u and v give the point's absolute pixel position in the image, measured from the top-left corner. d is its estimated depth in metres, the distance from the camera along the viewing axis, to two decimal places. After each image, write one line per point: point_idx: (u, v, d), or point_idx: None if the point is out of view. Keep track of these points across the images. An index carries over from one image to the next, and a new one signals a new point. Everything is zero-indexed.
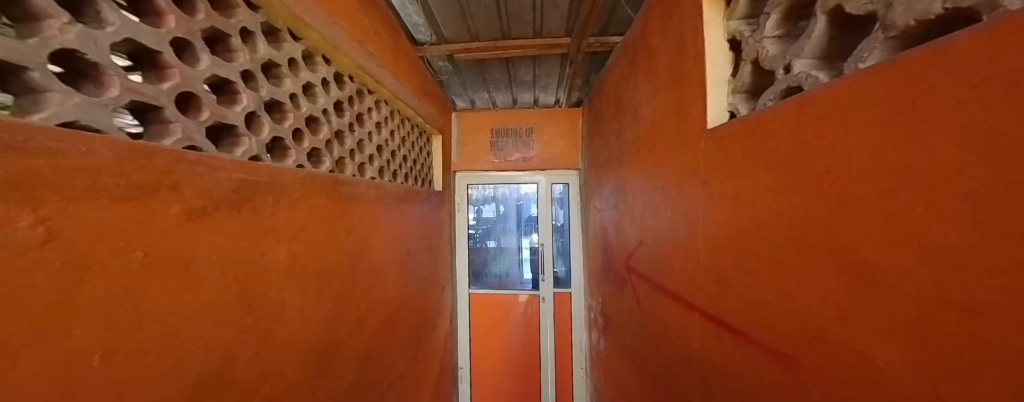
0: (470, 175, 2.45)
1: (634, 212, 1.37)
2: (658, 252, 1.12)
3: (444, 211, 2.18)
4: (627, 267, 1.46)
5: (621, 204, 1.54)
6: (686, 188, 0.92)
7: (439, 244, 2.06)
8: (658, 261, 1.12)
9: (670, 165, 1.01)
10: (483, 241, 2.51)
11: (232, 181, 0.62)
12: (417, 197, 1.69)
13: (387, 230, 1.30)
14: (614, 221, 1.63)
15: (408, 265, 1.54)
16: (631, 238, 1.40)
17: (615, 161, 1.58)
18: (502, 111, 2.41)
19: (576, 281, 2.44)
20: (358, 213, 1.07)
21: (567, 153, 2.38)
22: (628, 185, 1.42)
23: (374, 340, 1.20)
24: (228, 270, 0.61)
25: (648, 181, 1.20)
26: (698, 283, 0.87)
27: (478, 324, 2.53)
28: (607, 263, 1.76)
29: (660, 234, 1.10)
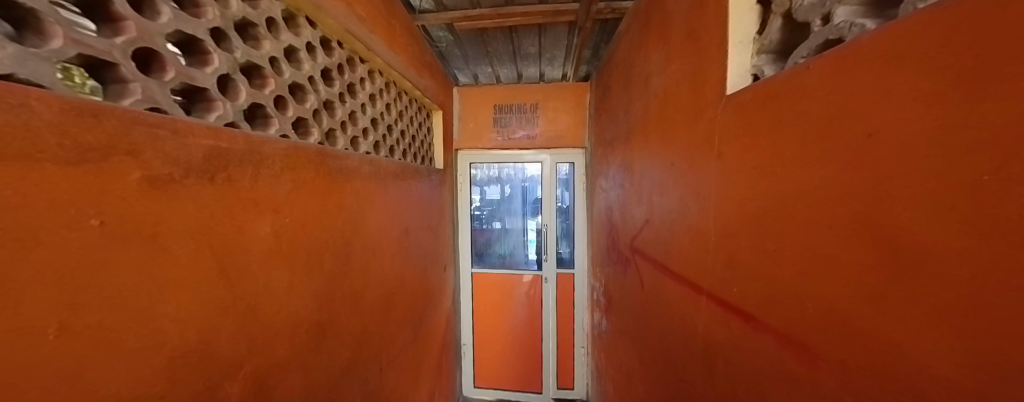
0: (471, 154, 2.38)
1: (640, 191, 1.30)
2: (665, 233, 1.06)
3: (445, 191, 2.14)
4: (631, 249, 1.40)
5: (626, 184, 1.47)
6: (698, 163, 0.85)
7: (440, 224, 2.03)
8: (664, 243, 1.07)
9: (682, 139, 0.93)
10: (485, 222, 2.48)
11: (202, 147, 0.57)
12: (416, 175, 1.64)
13: (383, 208, 1.26)
14: (620, 202, 1.56)
15: (407, 244, 1.51)
16: (636, 219, 1.34)
17: (623, 138, 1.50)
18: (505, 86, 2.31)
19: (579, 262, 2.41)
20: (350, 188, 1.03)
21: (573, 131, 2.29)
22: (636, 163, 1.35)
23: (372, 317, 1.18)
24: (203, 244, 0.57)
25: (657, 157, 1.13)
26: (706, 265, 0.82)
27: (480, 303, 2.54)
28: (611, 245, 1.71)
29: (668, 213, 1.04)
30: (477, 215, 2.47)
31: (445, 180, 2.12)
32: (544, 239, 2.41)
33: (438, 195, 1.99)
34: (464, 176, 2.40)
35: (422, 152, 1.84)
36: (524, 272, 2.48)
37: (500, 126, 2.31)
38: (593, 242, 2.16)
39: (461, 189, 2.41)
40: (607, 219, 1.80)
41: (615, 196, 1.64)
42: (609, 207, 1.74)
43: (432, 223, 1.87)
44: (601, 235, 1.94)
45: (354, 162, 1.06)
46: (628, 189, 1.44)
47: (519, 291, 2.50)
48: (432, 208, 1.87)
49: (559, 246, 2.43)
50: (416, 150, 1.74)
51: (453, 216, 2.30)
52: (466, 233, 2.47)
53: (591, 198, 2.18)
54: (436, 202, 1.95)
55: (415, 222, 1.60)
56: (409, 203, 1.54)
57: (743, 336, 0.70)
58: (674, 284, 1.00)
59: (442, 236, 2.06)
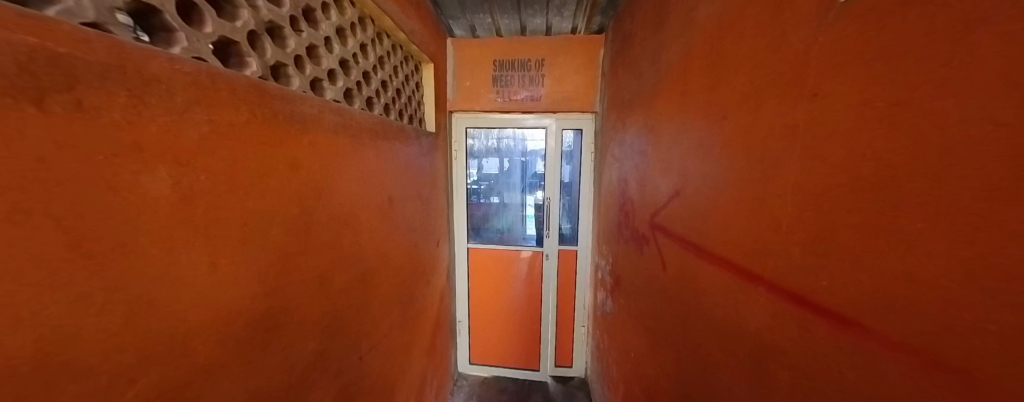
0: (467, 117, 2.12)
1: (666, 157, 1.08)
2: (705, 207, 0.85)
3: (438, 158, 1.91)
4: (651, 225, 1.20)
5: (648, 150, 1.24)
6: (768, 113, 0.63)
7: (433, 195, 1.82)
8: (703, 219, 0.86)
9: (745, 83, 0.70)
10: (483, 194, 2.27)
11: (11, 47, 0.33)
12: (402, 136, 1.41)
13: (358, 172, 1.04)
14: (637, 172, 1.34)
15: (392, 216, 1.31)
16: (658, 190, 1.13)
17: (648, 94, 1.25)
18: (507, 39, 2.00)
19: (583, 238, 2.23)
20: (307, 143, 0.80)
21: (583, 93, 2.02)
22: (663, 123, 1.11)
23: (346, 299, 1.00)
24: (32, 208, 0.35)
25: (698, 112, 0.90)
26: (772, 248, 0.62)
27: (476, 281, 2.38)
28: (623, 221, 1.52)
29: (711, 183, 0.83)
30: (473, 187, 2.25)
31: (438, 146, 1.88)
32: (546, 214, 2.21)
33: (429, 163, 1.76)
34: (459, 143, 2.16)
35: (409, 111, 1.59)
36: (523, 249, 2.31)
37: (500, 85, 2.04)
38: (600, 218, 1.98)
39: (455, 158, 2.17)
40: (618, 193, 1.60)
41: (631, 164, 1.42)
42: (622, 178, 1.53)
43: (423, 193, 1.66)
44: (610, 210, 1.75)
45: (312, 110, 0.82)
46: (649, 154, 1.22)
47: (518, 269, 2.34)
48: (423, 177, 1.65)
49: (561, 221, 2.25)
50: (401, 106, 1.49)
51: (447, 187, 2.08)
52: (462, 207, 2.26)
53: (601, 170, 1.96)
54: (428, 170, 1.73)
55: (401, 191, 1.39)
56: (394, 168, 1.32)
57: (828, 344, 0.52)
58: (713, 270, 0.81)
59: (434, 209, 1.86)
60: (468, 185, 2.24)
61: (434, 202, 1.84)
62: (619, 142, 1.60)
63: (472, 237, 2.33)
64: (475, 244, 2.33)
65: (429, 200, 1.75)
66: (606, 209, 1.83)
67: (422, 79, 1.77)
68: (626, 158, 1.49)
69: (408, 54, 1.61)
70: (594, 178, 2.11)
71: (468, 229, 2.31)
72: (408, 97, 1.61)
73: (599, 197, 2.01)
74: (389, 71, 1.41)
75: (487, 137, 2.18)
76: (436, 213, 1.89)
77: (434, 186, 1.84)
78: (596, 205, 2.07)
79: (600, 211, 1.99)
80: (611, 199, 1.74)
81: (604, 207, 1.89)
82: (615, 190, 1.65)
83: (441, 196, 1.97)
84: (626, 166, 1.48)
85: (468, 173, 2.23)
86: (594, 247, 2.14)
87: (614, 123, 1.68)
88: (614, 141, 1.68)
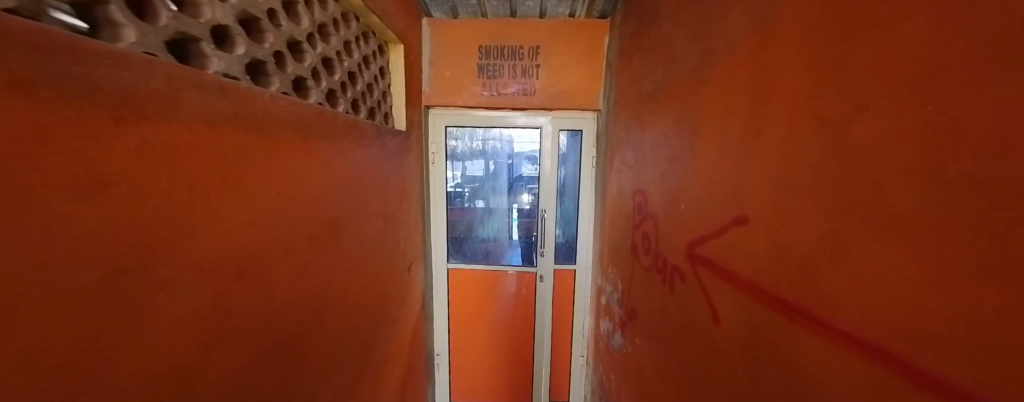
0: (447, 114, 1.78)
1: (719, 167, 0.77)
2: (792, 246, 0.55)
3: (411, 162, 1.56)
4: (686, 255, 0.89)
5: (682, 157, 0.94)
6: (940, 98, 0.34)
7: (405, 209, 1.48)
8: (789, 262, 0.56)
9: (879, 49, 0.41)
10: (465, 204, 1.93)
11: None
12: (361, 136, 1.06)
13: (274, 187, 0.69)
14: (662, 182, 1.04)
15: (339, 242, 0.95)
16: (701, 211, 0.82)
17: (684, 85, 0.94)
18: (495, 21, 1.66)
19: (583, 256, 1.93)
20: (144, 145, 0.44)
21: (584, 89, 1.72)
22: (711, 122, 0.81)
23: (252, 384, 0.65)
24: None
25: (779, 103, 0.60)
26: (968, 345, 0.32)
27: (458, 306, 2.04)
28: (639, 244, 1.21)
29: (803, 207, 0.53)
30: (453, 190, 1.90)
31: (410, 148, 1.53)
32: (540, 228, 1.90)
33: (399, 169, 1.41)
34: (437, 144, 1.81)
35: (370, 103, 1.23)
36: (514, 269, 1.98)
37: (486, 76, 1.69)
38: (604, 234, 1.69)
39: (432, 162, 1.82)
40: (630, 208, 1.30)
41: (652, 174, 1.12)
42: (637, 188, 1.23)
43: (390, 207, 1.31)
44: (619, 227, 1.45)
45: (159, 87, 0.46)
46: (686, 162, 0.91)
47: (506, 290, 2.01)
48: (390, 186, 1.30)
49: (557, 236, 1.93)
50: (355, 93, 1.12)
51: (423, 197, 1.73)
52: (441, 220, 1.91)
53: (605, 178, 1.66)
54: (397, 178, 1.38)
55: (356, 207, 1.03)
56: (344, 178, 0.96)
57: None
58: (812, 344, 0.51)
59: (407, 225, 1.51)
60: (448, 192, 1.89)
61: (406, 218, 1.50)
62: (633, 147, 1.30)
63: (453, 255, 1.98)
64: (457, 264, 1.99)
65: (399, 215, 1.40)
66: (613, 225, 1.53)
67: (388, 63, 1.40)
68: (644, 166, 1.18)
69: (368, 28, 1.22)
70: (597, 188, 1.82)
71: (448, 245, 1.96)
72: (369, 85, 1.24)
73: (603, 209, 1.72)
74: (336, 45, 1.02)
75: (470, 137, 1.84)
76: (410, 231, 1.54)
77: (406, 197, 1.49)
78: (599, 219, 1.77)
79: (603, 227, 1.70)
80: (619, 213, 1.44)
81: (609, 222, 1.59)
82: (625, 204, 1.36)
83: (415, 210, 1.62)
84: (644, 174, 1.17)
85: (448, 179, 1.88)
86: (595, 267, 1.85)
87: (625, 123, 1.39)
88: (625, 148, 1.38)
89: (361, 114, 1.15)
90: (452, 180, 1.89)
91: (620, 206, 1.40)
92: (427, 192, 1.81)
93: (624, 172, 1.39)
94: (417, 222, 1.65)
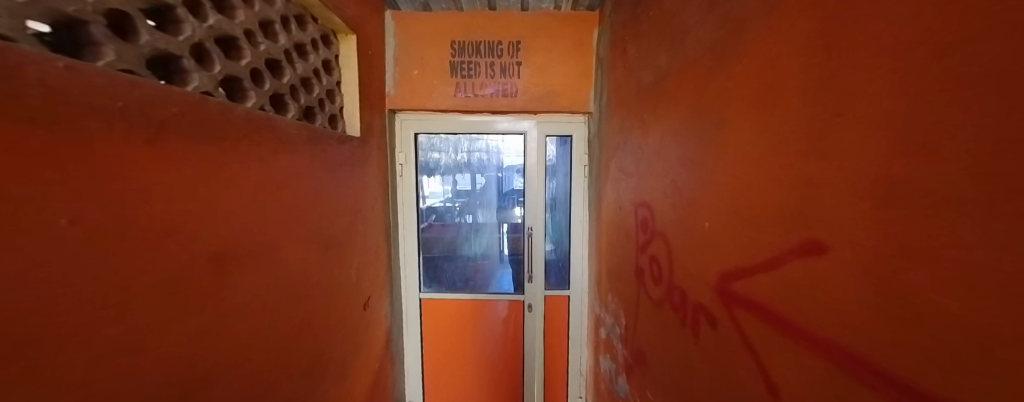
0: (415, 119, 1.54)
1: (759, 166, 0.52)
2: (915, 297, 0.30)
3: (372, 176, 1.31)
4: (717, 294, 0.65)
5: (700, 158, 0.69)
6: None
7: (364, 233, 1.22)
8: (921, 330, 0.29)
9: None
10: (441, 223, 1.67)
11: None
12: (293, 146, 0.82)
13: (116, 222, 0.42)
14: (674, 193, 0.80)
15: (254, 286, 0.69)
16: (739, 233, 0.57)
17: (697, 65, 0.71)
18: (469, 14, 1.44)
19: (577, 281, 1.66)
20: None
21: (573, 89, 1.49)
22: (739, 105, 0.57)
23: None
24: None
25: (853, 52, 0.35)
26: None
27: (433, 342, 1.73)
28: (646, 271, 0.97)
29: (923, 233, 0.28)
30: (438, 205, 1.65)
31: (370, 159, 1.28)
32: (527, 249, 1.65)
33: (354, 185, 1.15)
34: (406, 154, 1.55)
35: (308, 101, 0.95)
36: (498, 298, 1.70)
37: (460, 76, 1.46)
38: (599, 255, 1.44)
39: (400, 175, 1.55)
40: (632, 226, 1.06)
41: (659, 183, 0.87)
42: (641, 202, 0.98)
43: (341, 232, 1.05)
44: (618, 248, 1.20)
45: None
46: (705, 164, 0.67)
47: (490, 322, 1.72)
48: (339, 205, 1.04)
49: (547, 257, 1.67)
50: (278, 87, 0.84)
51: (388, 216, 1.46)
52: (412, 242, 1.62)
53: (599, 190, 1.43)
54: (348, 196, 1.10)
55: (281, 237, 0.77)
56: (262, 200, 0.71)
57: None
58: None
59: (368, 251, 1.25)
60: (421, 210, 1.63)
61: (366, 243, 1.23)
62: (633, 152, 1.06)
63: (427, 283, 1.69)
64: (432, 293, 1.69)
65: (355, 240, 1.14)
66: (611, 245, 1.28)
67: (337, 56, 1.14)
68: (648, 174, 0.94)
69: (303, 10, 0.96)
70: (590, 201, 1.58)
71: (420, 272, 1.67)
72: (303, 79, 0.96)
73: (597, 226, 1.47)
74: (251, 23, 0.76)
75: (447, 147, 1.61)
76: (371, 258, 1.28)
77: (366, 218, 1.24)
78: (594, 237, 1.53)
79: (599, 247, 1.46)
80: (617, 232, 1.20)
81: (605, 242, 1.35)
82: (625, 222, 1.11)
83: (378, 233, 1.36)
84: (649, 184, 0.93)
85: (419, 195, 1.61)
86: (591, 294, 1.59)
87: (624, 125, 1.14)
88: (623, 153, 1.14)
89: (287, 115, 0.87)
90: (426, 195, 1.63)
91: (620, 223, 1.16)
92: (393, 211, 1.52)
93: (622, 183, 1.14)
94: (381, 247, 1.38)
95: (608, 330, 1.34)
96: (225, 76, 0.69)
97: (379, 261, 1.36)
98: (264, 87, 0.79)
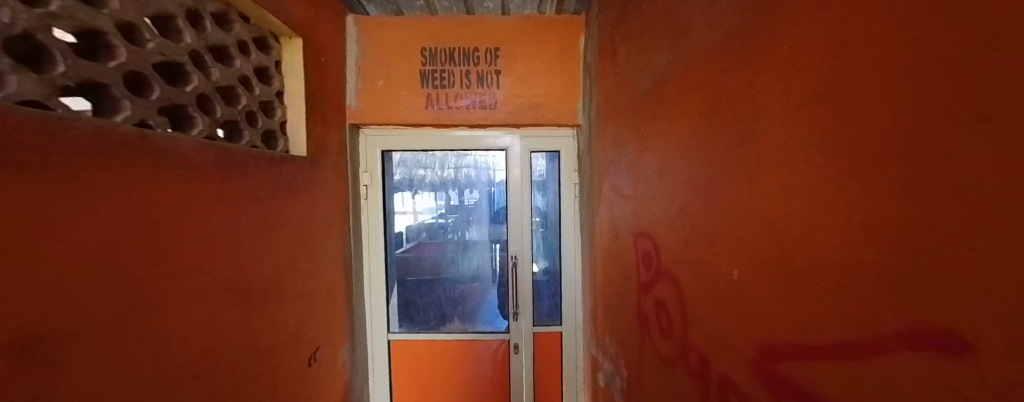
0: (382, 135, 1.35)
1: (824, 200, 0.34)
2: None
3: (326, 201, 1.12)
4: (762, 377, 0.44)
5: (724, 182, 0.51)
6: None
7: (313, 271, 1.02)
8: None
9: None
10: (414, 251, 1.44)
11: None
12: (181, 170, 0.61)
13: None
14: (686, 225, 0.61)
15: (119, 370, 0.49)
16: (801, 299, 0.38)
17: (711, 61, 0.54)
18: (442, 18, 1.29)
19: (570, 317, 1.44)
20: None
21: (559, 100, 1.32)
22: (784, 110, 0.39)
23: None
24: None
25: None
26: None
27: (401, 393, 1.46)
28: (653, 320, 0.77)
29: None
30: (431, 221, 1.43)
31: (323, 183, 1.10)
32: (511, 279, 1.42)
33: (298, 214, 0.96)
34: (372, 174, 1.36)
35: (227, 115, 0.77)
36: (477, 338, 1.46)
37: (431, 86, 1.29)
38: (594, 288, 1.25)
39: (364, 197, 1.36)
40: (633, 260, 0.87)
41: (667, 210, 0.68)
42: (644, 230, 0.79)
43: (276, 274, 0.86)
44: (615, 284, 1.01)
45: None
46: (737, 192, 0.48)
47: (470, 369, 1.46)
48: (272, 242, 0.84)
49: (536, 290, 1.46)
50: (176, 97, 0.66)
51: (347, 247, 1.26)
52: (379, 275, 1.40)
53: (592, 213, 1.23)
54: (285, 229, 0.90)
55: (165, 294, 0.57)
56: (124, 245, 0.51)
57: None
58: None
59: (319, 291, 1.05)
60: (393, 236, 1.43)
61: (316, 281, 1.03)
62: (631, 171, 0.88)
63: (397, 322, 1.46)
64: (400, 334, 1.45)
65: (300, 281, 0.95)
66: (606, 278, 1.09)
67: (278, 62, 0.96)
68: (652, 199, 0.75)
69: (226, 6, 0.79)
70: (582, 225, 1.39)
71: (390, 309, 1.44)
72: (222, 90, 0.78)
73: (590, 254, 1.28)
74: (129, 14, 0.58)
75: (419, 164, 1.40)
76: (324, 299, 1.08)
77: (317, 253, 1.04)
78: (588, 266, 1.33)
79: (592, 278, 1.26)
80: (614, 265, 1.01)
81: (601, 274, 1.15)
82: (625, 254, 0.92)
83: (335, 268, 1.16)
84: (654, 210, 0.74)
85: (388, 219, 1.41)
86: (587, 331, 1.37)
87: (620, 138, 0.95)
88: (618, 173, 0.97)
89: (190, 133, 0.69)
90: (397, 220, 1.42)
91: (618, 255, 0.97)
92: (354, 240, 1.31)
93: (619, 208, 0.96)
94: (338, 284, 1.18)
95: (607, 379, 1.13)
96: (75, 81, 0.50)
97: (335, 302, 1.16)
98: (150, 97, 0.61)
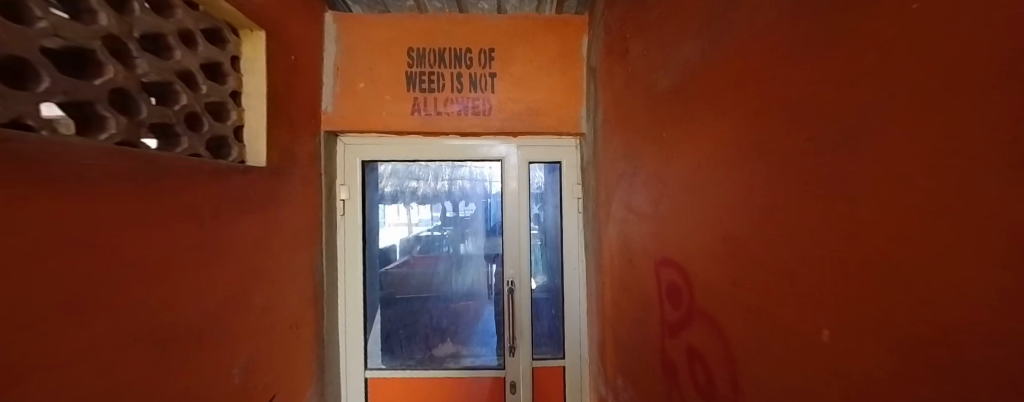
0: (362, 144, 1.20)
1: (922, 233, 0.20)
2: None
3: (293, 220, 0.97)
4: None
5: (783, 203, 0.37)
6: None
7: (272, 304, 0.86)
8: None
9: None
10: (398, 274, 1.28)
11: None
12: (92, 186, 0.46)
13: None
14: (737, 257, 0.46)
15: None
16: (897, 393, 0.24)
17: (759, 42, 0.41)
18: (430, 16, 1.16)
19: (575, 349, 1.27)
20: None
21: (561, 105, 1.17)
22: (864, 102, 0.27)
23: None
24: None
25: None
26: None
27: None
28: (685, 373, 0.61)
29: None
30: (427, 233, 1.28)
31: (291, 198, 0.95)
32: (507, 306, 1.26)
33: (256, 237, 0.81)
34: (351, 187, 1.21)
35: (156, 117, 0.63)
36: (468, 374, 1.28)
37: (418, 89, 1.15)
38: (601, 318, 1.10)
39: (341, 213, 1.21)
40: (654, 292, 0.72)
41: (704, 235, 0.54)
42: (669, 256, 0.65)
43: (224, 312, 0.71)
44: (630, 319, 0.85)
45: None
46: (802, 218, 0.34)
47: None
48: (215, 273, 0.69)
49: (536, 317, 1.29)
50: (77, 91, 0.49)
51: (318, 271, 1.10)
52: (357, 302, 1.24)
53: (599, 233, 1.08)
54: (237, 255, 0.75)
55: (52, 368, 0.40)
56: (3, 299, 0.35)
57: None
58: None
59: (279, 328, 0.89)
60: (375, 256, 1.26)
61: (277, 316, 0.88)
62: (650, 185, 0.73)
63: (378, 355, 1.28)
64: (383, 368, 1.28)
65: (254, 318, 0.79)
66: (617, 310, 0.94)
67: (234, 58, 0.82)
68: (681, 220, 0.61)
69: None
70: (587, 246, 1.23)
71: (369, 339, 1.28)
72: (149, 85, 0.63)
73: (597, 280, 1.12)
74: None
75: (407, 176, 1.26)
76: (286, 337, 0.92)
77: (279, 281, 0.89)
78: (594, 292, 1.17)
79: (600, 307, 1.11)
80: (628, 295, 0.86)
81: (610, 304, 1.00)
82: (643, 284, 0.77)
83: (302, 297, 1.00)
84: (686, 234, 0.60)
85: (370, 238, 1.26)
86: (593, 367, 1.21)
87: (634, 147, 0.81)
88: (633, 187, 0.82)
89: (97, 139, 0.52)
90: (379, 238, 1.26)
91: (635, 284, 0.81)
92: (326, 263, 1.15)
93: (635, 228, 0.81)
94: (306, 316, 1.02)
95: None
96: None
97: (302, 338, 1.00)
98: (37, 90, 0.44)
